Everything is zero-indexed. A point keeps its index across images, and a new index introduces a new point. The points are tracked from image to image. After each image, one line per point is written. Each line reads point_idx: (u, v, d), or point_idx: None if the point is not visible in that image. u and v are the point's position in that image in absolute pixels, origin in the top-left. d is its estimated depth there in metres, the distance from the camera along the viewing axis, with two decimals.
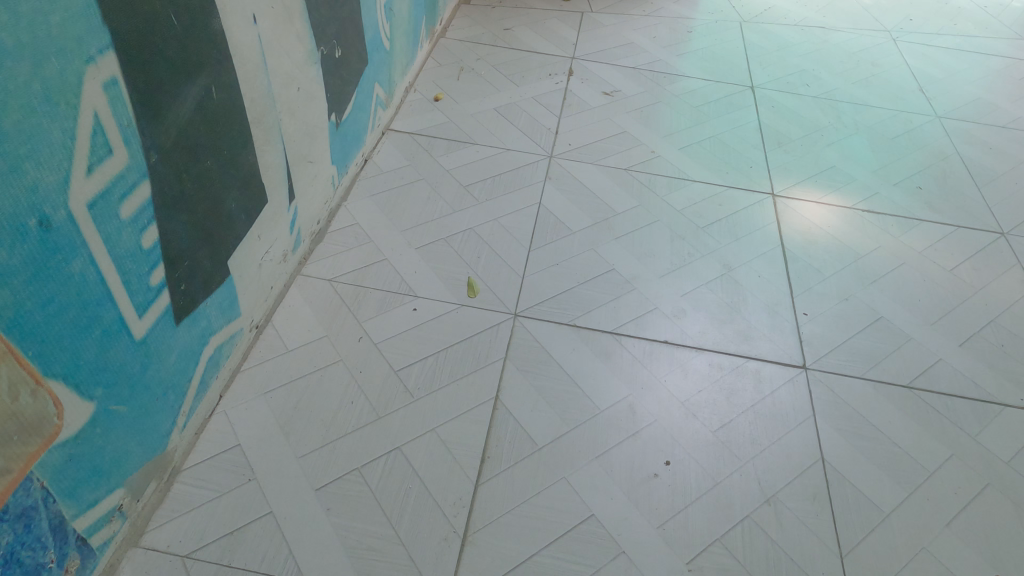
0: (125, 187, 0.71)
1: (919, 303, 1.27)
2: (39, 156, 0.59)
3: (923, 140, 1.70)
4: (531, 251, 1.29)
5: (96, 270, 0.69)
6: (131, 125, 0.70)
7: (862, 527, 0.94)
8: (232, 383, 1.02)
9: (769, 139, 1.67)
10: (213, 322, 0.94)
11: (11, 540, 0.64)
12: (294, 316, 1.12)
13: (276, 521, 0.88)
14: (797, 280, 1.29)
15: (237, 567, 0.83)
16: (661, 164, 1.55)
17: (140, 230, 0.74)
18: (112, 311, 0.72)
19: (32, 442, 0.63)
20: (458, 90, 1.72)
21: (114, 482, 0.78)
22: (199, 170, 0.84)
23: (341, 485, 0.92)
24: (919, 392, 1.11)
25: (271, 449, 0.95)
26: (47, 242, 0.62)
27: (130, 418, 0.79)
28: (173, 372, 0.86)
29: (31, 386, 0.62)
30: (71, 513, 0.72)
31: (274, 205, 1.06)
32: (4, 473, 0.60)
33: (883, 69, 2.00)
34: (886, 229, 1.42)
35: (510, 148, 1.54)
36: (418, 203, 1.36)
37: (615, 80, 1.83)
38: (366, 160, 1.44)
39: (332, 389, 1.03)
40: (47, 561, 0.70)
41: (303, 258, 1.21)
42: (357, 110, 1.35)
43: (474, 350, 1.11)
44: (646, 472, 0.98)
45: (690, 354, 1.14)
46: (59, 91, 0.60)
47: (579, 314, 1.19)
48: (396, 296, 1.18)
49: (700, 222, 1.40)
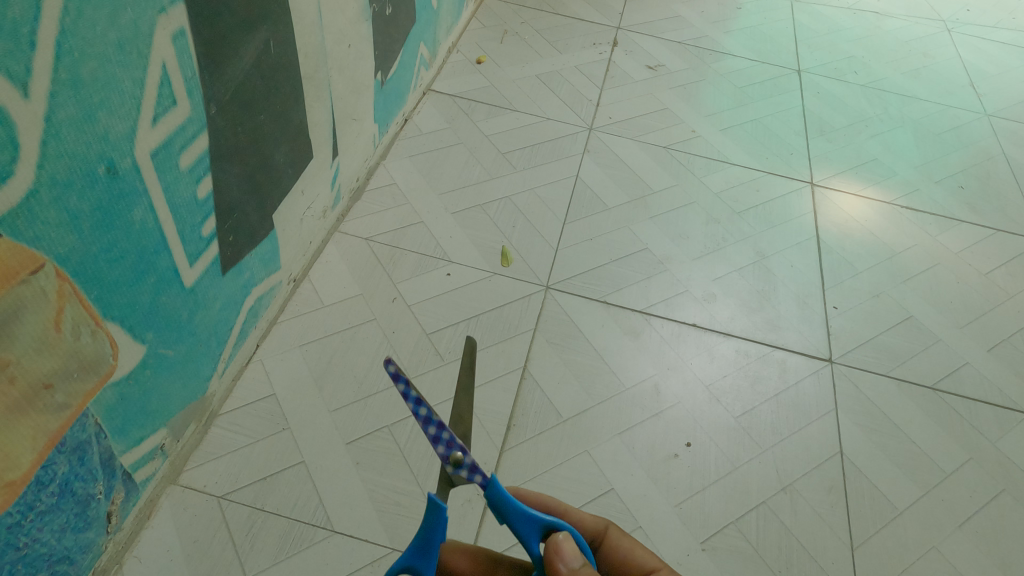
0: (185, 138, 0.72)
1: (951, 304, 1.26)
2: (111, 104, 0.60)
3: (970, 138, 1.66)
4: (565, 224, 1.30)
5: (155, 218, 0.70)
6: (194, 77, 0.71)
7: (875, 522, 0.96)
8: (269, 334, 1.04)
9: (813, 126, 1.64)
10: (256, 275, 0.96)
11: (68, 472, 0.67)
12: (330, 272, 1.14)
13: (308, 471, 0.91)
14: (830, 273, 1.29)
15: (269, 511, 0.87)
16: (700, 144, 1.53)
17: (196, 180, 0.75)
18: (166, 259, 0.74)
19: (90, 379, 0.66)
20: (500, 54, 1.70)
21: (158, 423, 0.81)
22: (253, 124, 0.84)
23: (371, 441, 0.95)
24: (943, 394, 1.12)
25: (305, 401, 0.98)
26: (113, 189, 0.63)
27: (176, 362, 0.82)
28: (216, 319, 0.88)
29: (92, 326, 0.65)
30: (119, 449, 0.75)
31: (319, 161, 1.07)
32: (63, 408, 0.63)
33: (934, 60, 1.95)
34: (923, 227, 1.41)
35: (550, 117, 1.53)
36: (457, 167, 1.37)
37: (660, 55, 1.80)
38: (406, 121, 1.44)
39: (365, 346, 1.05)
40: (96, 493, 0.73)
41: (341, 215, 1.22)
42: (402, 69, 1.35)
43: (505, 319, 1.12)
44: (667, 452, 1.00)
45: (718, 339, 1.15)
46: (132, 41, 0.61)
47: (610, 291, 1.19)
48: (430, 260, 1.19)
49: (736, 208, 1.39)
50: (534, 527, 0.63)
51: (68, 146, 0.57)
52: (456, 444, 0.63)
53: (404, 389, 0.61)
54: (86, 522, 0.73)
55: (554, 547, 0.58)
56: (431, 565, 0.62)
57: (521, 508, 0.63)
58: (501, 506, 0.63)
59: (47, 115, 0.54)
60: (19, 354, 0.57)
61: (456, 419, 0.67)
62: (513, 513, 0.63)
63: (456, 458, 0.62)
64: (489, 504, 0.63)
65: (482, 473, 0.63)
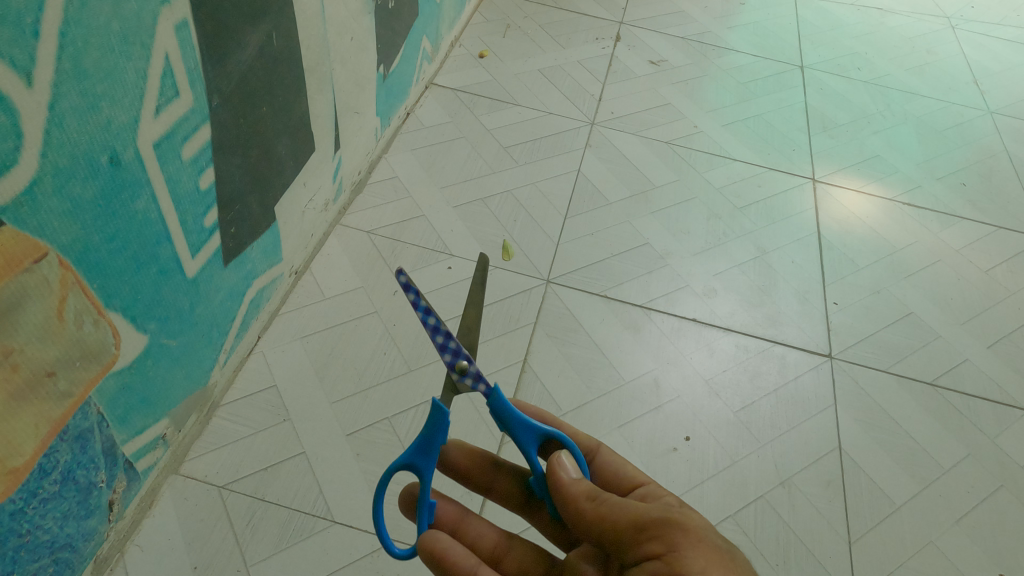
0: (188, 129, 0.72)
1: (951, 301, 1.26)
2: (114, 94, 0.60)
3: (973, 135, 1.66)
4: (566, 218, 1.30)
5: (157, 209, 0.71)
6: (197, 69, 0.71)
7: (873, 517, 0.96)
8: (271, 325, 1.05)
9: (815, 122, 1.64)
10: (257, 266, 0.96)
11: (70, 460, 0.67)
12: (332, 265, 1.14)
13: (308, 461, 0.92)
14: (831, 269, 1.29)
15: (270, 501, 0.88)
16: (702, 139, 1.53)
17: (198, 171, 0.76)
18: (169, 250, 0.75)
19: (92, 368, 0.67)
20: (503, 48, 1.70)
21: (159, 412, 0.82)
22: (255, 116, 0.85)
23: (371, 432, 0.96)
24: (943, 390, 1.12)
25: (306, 393, 0.98)
26: (116, 179, 0.63)
27: (178, 351, 0.82)
28: (218, 310, 0.89)
29: (94, 316, 0.65)
30: (121, 438, 0.76)
31: (322, 154, 1.07)
32: (65, 397, 0.64)
33: (938, 57, 1.94)
34: (925, 224, 1.41)
35: (552, 112, 1.53)
36: (459, 161, 1.37)
37: (663, 50, 1.80)
38: (408, 114, 1.44)
39: (366, 338, 1.06)
40: (98, 481, 0.74)
41: (343, 208, 1.23)
42: (404, 63, 1.35)
43: (506, 312, 1.13)
44: (666, 446, 1.00)
45: (718, 334, 1.15)
46: (135, 31, 0.61)
47: (611, 285, 1.20)
48: (431, 253, 1.19)
49: (737, 203, 1.39)
50: (532, 436, 0.69)
51: (71, 136, 0.57)
52: (462, 354, 0.70)
53: (415, 300, 0.69)
54: (88, 510, 0.73)
55: (557, 462, 0.63)
56: (431, 465, 0.68)
57: (521, 416, 0.69)
58: (502, 413, 0.68)
59: (50, 105, 0.54)
60: (22, 342, 0.58)
61: (465, 329, 0.73)
62: (515, 421, 0.69)
63: (461, 366, 0.69)
64: (491, 412, 0.70)
65: (484, 382, 0.70)
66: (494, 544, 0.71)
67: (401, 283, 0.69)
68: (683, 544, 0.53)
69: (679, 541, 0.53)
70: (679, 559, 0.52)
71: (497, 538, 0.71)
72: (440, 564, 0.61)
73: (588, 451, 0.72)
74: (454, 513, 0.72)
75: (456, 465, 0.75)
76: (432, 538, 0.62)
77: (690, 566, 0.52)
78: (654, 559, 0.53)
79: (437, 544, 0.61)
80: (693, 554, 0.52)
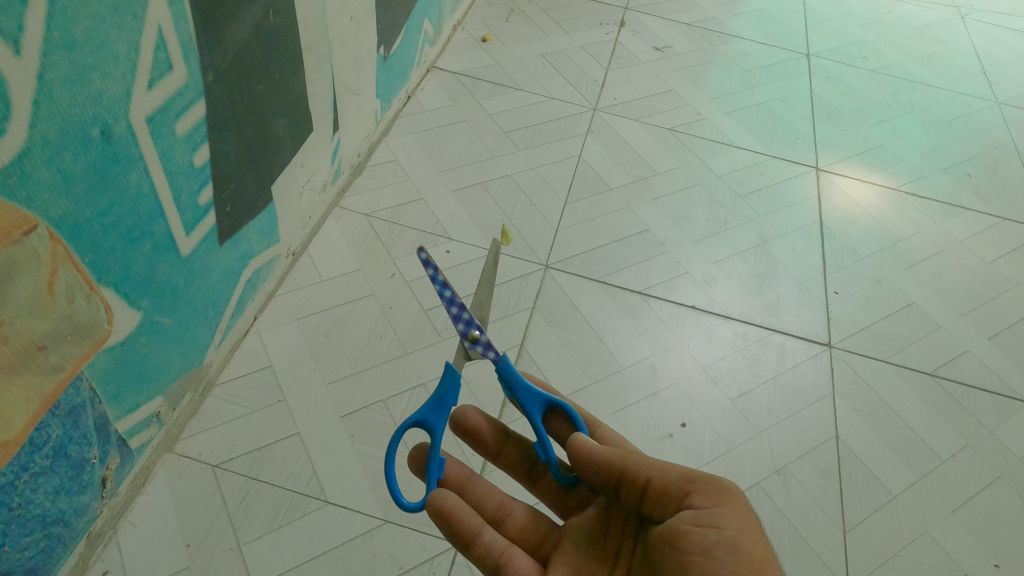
0: (182, 104, 0.71)
1: (953, 292, 1.25)
2: (105, 66, 0.60)
3: (979, 125, 1.64)
4: (566, 204, 1.29)
5: (150, 185, 0.70)
6: (191, 43, 0.70)
7: (868, 506, 0.96)
8: (267, 306, 1.04)
9: (820, 110, 1.62)
10: (253, 247, 0.96)
11: (62, 435, 0.67)
12: (330, 247, 1.14)
13: (303, 442, 0.92)
14: (832, 258, 1.28)
15: (263, 481, 0.88)
16: (705, 127, 1.52)
17: (193, 148, 0.75)
18: (162, 226, 0.74)
19: (84, 344, 0.66)
20: (506, 32, 1.68)
21: (153, 390, 0.82)
22: (251, 94, 0.84)
23: (366, 414, 0.96)
24: (942, 381, 1.11)
25: (302, 374, 0.98)
26: (107, 152, 0.63)
27: (172, 330, 0.82)
28: (213, 289, 0.88)
29: (86, 291, 0.65)
30: (115, 415, 0.76)
31: (320, 134, 1.06)
32: (56, 371, 0.64)
33: (946, 46, 1.92)
34: (928, 214, 1.40)
35: (555, 97, 1.52)
36: (459, 145, 1.36)
37: (667, 36, 1.78)
38: (409, 98, 1.43)
39: (363, 320, 1.05)
40: (91, 458, 0.74)
41: (342, 190, 1.22)
42: (405, 45, 1.33)
43: (504, 297, 1.12)
44: (661, 432, 1.00)
45: (716, 322, 1.14)
46: (128, 3, 0.60)
47: (610, 271, 1.19)
48: (430, 237, 1.19)
49: (740, 191, 1.38)
50: (538, 402, 0.73)
51: (61, 107, 0.56)
52: (474, 324, 0.76)
53: (432, 273, 0.76)
54: (80, 486, 0.73)
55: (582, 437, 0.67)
56: (443, 423, 0.72)
57: (528, 383, 0.73)
58: (508, 377, 0.73)
59: (39, 74, 0.53)
60: (13, 315, 0.57)
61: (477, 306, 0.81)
62: (521, 388, 0.73)
63: (473, 334, 0.75)
64: (498, 379, 0.74)
65: (494, 350, 0.75)
66: (498, 503, 0.72)
67: (422, 258, 0.76)
68: (723, 503, 0.58)
69: (721, 499, 0.58)
70: (720, 513, 0.57)
71: (501, 499, 0.72)
72: (454, 519, 0.61)
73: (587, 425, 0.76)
74: (462, 472, 0.72)
75: (471, 426, 0.75)
76: (442, 494, 0.62)
77: (728, 522, 0.56)
78: (695, 511, 0.58)
79: (451, 501, 0.61)
80: (731, 511, 0.57)
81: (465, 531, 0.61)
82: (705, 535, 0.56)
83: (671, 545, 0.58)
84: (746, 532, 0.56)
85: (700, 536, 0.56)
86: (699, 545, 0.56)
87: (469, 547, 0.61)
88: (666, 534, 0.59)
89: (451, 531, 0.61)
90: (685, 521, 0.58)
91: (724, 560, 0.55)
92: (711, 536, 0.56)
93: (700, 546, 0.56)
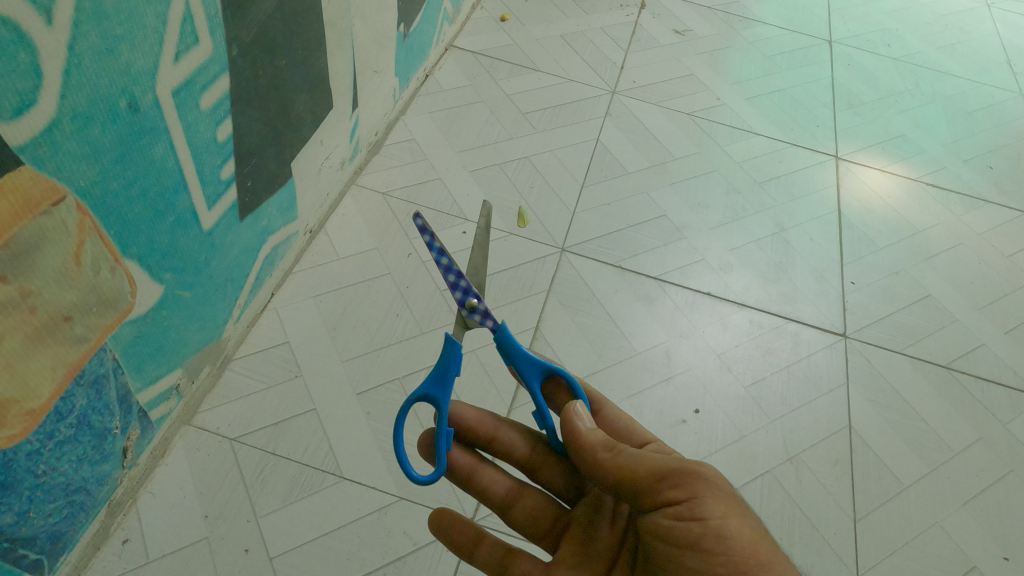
0: (207, 77, 0.71)
1: (971, 285, 1.24)
2: (133, 38, 0.59)
3: (1003, 117, 1.62)
4: (583, 187, 1.28)
5: (175, 158, 0.70)
6: (217, 17, 0.70)
7: (879, 496, 0.96)
8: (285, 282, 1.05)
9: (841, 98, 1.60)
10: (273, 223, 0.96)
11: (86, 405, 0.68)
12: (346, 225, 1.14)
13: (319, 418, 0.93)
14: (849, 247, 1.27)
15: (280, 456, 0.89)
16: (724, 112, 1.50)
17: (216, 122, 0.75)
18: (185, 200, 0.74)
19: (108, 315, 0.67)
20: (525, 12, 1.66)
21: (174, 362, 0.83)
22: (273, 68, 0.83)
23: (381, 392, 0.96)
24: (957, 374, 1.11)
25: (319, 350, 0.99)
26: (134, 124, 0.63)
27: (193, 304, 0.82)
28: (233, 265, 0.89)
29: (111, 263, 0.65)
30: (136, 386, 0.77)
31: (340, 110, 1.06)
32: (81, 341, 0.64)
33: (971, 36, 1.89)
34: (948, 206, 1.38)
35: (573, 79, 1.50)
36: (476, 125, 1.35)
37: (688, 19, 1.76)
38: (427, 77, 1.42)
39: (379, 299, 1.05)
40: (112, 428, 0.74)
41: (359, 168, 1.22)
42: (424, 23, 1.32)
43: (520, 279, 1.12)
44: (675, 417, 1.00)
45: (732, 309, 1.14)
46: None
47: (626, 256, 1.19)
48: (446, 217, 1.18)
49: (758, 177, 1.37)
50: (536, 370, 0.72)
51: (90, 78, 0.56)
52: (471, 292, 0.74)
53: (428, 241, 0.73)
54: (102, 456, 0.74)
55: (572, 413, 0.66)
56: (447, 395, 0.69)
57: (526, 351, 0.72)
58: (507, 348, 0.73)
59: (69, 44, 0.53)
60: (40, 285, 0.58)
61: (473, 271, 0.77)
62: (519, 356, 0.73)
63: (471, 303, 0.73)
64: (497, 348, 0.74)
65: (492, 318, 0.73)
66: (506, 490, 0.73)
67: (419, 224, 0.72)
68: (702, 491, 0.57)
69: (699, 488, 0.57)
70: (700, 504, 0.56)
71: (510, 484, 0.74)
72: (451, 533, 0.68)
73: (596, 403, 0.75)
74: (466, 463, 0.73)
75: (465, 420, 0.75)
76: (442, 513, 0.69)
77: (711, 511, 0.56)
78: (676, 506, 0.57)
79: (444, 520, 0.68)
80: (711, 499, 0.56)
81: (464, 543, 0.68)
82: (691, 529, 0.56)
83: (657, 538, 0.58)
84: (729, 517, 0.56)
85: (683, 530, 0.56)
86: (685, 538, 0.56)
87: (472, 554, 0.69)
88: (651, 526, 0.59)
89: (452, 544, 0.69)
90: (668, 516, 0.57)
91: (714, 550, 0.55)
92: (696, 529, 0.56)
93: (685, 539, 0.56)
